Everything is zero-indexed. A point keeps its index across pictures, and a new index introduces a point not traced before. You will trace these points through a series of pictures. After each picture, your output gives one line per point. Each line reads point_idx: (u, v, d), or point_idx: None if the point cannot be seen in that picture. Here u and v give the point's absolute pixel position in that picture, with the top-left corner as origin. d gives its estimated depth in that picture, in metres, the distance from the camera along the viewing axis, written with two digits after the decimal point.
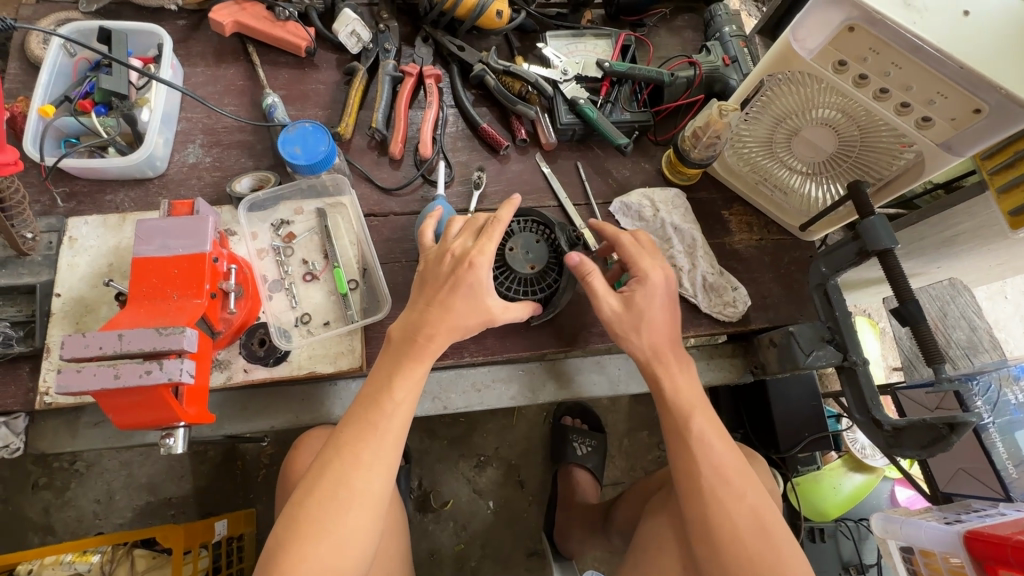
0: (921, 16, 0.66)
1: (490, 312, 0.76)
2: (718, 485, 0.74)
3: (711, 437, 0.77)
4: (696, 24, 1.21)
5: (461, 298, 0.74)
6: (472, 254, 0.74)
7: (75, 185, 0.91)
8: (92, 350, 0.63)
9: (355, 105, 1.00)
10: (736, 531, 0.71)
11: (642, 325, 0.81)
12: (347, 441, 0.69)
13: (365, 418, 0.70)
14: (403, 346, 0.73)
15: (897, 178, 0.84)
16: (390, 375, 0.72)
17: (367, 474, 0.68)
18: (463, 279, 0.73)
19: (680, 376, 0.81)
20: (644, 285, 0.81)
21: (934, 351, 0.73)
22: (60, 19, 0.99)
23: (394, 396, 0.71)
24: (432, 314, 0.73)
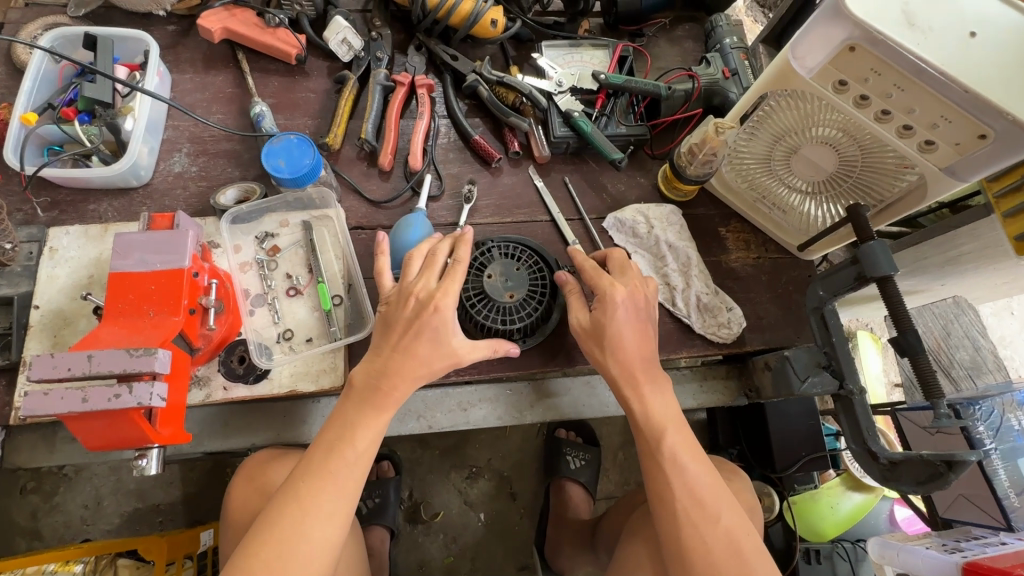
0: (925, 37, 0.63)
1: (456, 352, 0.75)
2: (690, 508, 0.71)
3: (684, 459, 0.74)
4: (697, 34, 1.19)
5: (424, 342, 0.73)
6: (436, 298, 0.74)
7: (58, 195, 0.89)
8: (60, 371, 0.61)
9: (345, 115, 0.98)
10: (710, 556, 0.68)
11: (609, 348, 0.78)
12: (305, 493, 0.67)
13: (325, 468, 0.69)
14: (365, 393, 0.72)
15: (898, 200, 0.82)
16: (352, 423, 0.71)
17: (326, 527, 0.67)
18: (427, 324, 0.73)
19: (655, 398, 0.77)
20: (609, 305, 0.78)
21: (933, 385, 0.70)
22: (47, 24, 0.97)
23: (355, 447, 0.70)
24: (397, 359, 0.73)
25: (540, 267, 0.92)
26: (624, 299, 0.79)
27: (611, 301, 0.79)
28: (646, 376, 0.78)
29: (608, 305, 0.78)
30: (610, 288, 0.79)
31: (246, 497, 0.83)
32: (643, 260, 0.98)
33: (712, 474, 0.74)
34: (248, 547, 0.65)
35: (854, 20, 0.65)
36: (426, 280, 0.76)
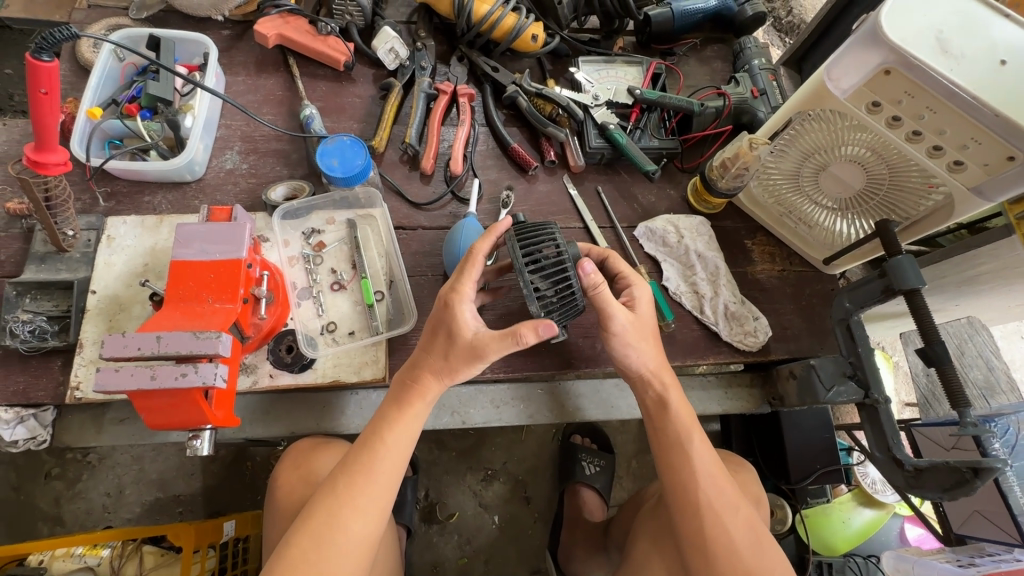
0: (957, 64, 0.67)
1: (476, 343, 0.73)
2: (715, 499, 0.76)
3: (706, 455, 0.79)
4: (725, 55, 1.23)
5: (438, 339, 0.74)
6: (448, 294, 0.75)
7: (115, 186, 0.93)
8: (131, 350, 0.65)
9: (389, 120, 1.02)
10: (735, 547, 0.73)
11: (649, 343, 0.81)
12: (342, 486, 0.71)
13: (358, 462, 0.72)
14: (397, 393, 0.76)
15: (925, 218, 0.85)
16: (384, 421, 0.74)
17: (359, 518, 0.70)
18: (440, 321, 0.74)
19: (672, 393, 0.82)
20: (642, 295, 0.83)
21: (959, 394, 0.73)
22: (111, 25, 1.02)
23: (386, 443, 0.73)
24: (421, 358, 0.75)
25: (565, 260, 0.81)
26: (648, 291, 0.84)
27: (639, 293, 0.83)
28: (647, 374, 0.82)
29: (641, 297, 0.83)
30: (637, 279, 0.84)
31: (293, 486, 0.86)
32: (673, 269, 1.01)
33: (724, 468, 0.80)
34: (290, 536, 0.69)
35: (890, 45, 0.69)
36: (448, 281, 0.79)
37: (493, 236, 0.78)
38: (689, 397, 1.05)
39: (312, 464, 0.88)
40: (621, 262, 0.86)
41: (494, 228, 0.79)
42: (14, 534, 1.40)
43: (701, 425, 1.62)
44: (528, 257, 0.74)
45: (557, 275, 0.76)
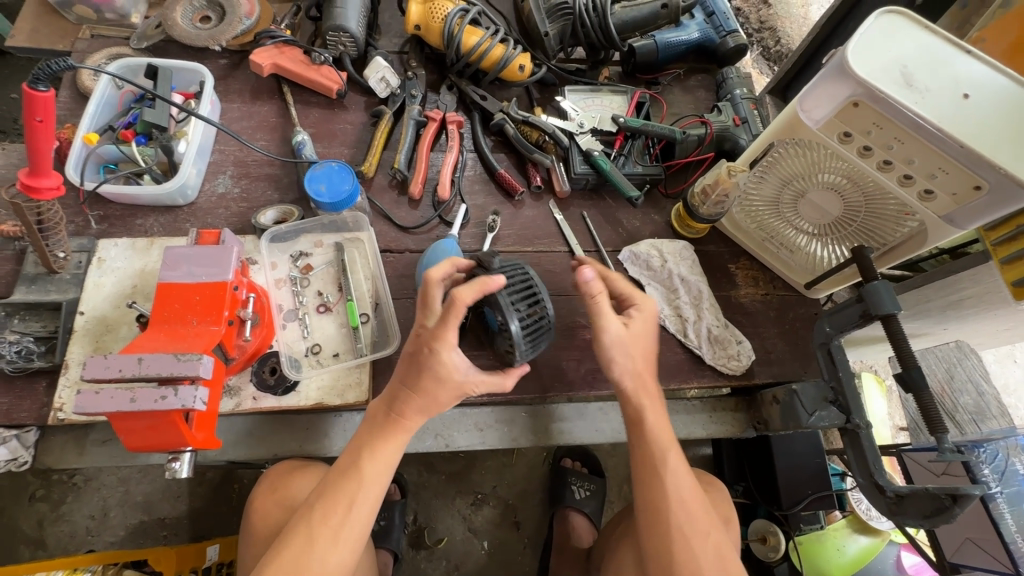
0: (921, 97, 0.70)
1: (463, 384, 0.73)
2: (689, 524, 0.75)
3: (683, 476, 0.79)
4: (708, 84, 1.27)
5: (426, 380, 0.72)
6: (432, 339, 0.70)
7: (108, 209, 0.95)
8: (112, 372, 0.65)
9: (379, 146, 1.04)
10: (699, 570, 0.73)
11: (638, 356, 0.82)
12: (319, 516, 0.71)
13: (337, 492, 0.72)
14: (381, 422, 0.75)
15: (901, 244, 0.86)
16: (364, 450, 0.74)
17: (339, 547, 0.70)
18: (424, 365, 0.71)
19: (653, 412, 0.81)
20: (646, 313, 0.84)
21: (936, 420, 0.73)
22: (112, 54, 1.06)
23: (369, 470, 0.73)
24: (406, 396, 0.74)
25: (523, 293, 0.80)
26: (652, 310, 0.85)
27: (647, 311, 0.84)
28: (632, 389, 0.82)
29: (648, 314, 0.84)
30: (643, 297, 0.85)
31: (269, 510, 0.86)
32: (656, 293, 1.02)
33: (698, 489, 0.79)
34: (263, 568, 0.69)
35: (857, 80, 0.71)
36: (428, 317, 0.74)
37: (485, 290, 0.70)
38: (674, 421, 1.05)
39: (289, 485, 0.88)
40: (621, 281, 0.87)
41: (484, 283, 0.70)
42: None
43: (692, 448, 1.61)
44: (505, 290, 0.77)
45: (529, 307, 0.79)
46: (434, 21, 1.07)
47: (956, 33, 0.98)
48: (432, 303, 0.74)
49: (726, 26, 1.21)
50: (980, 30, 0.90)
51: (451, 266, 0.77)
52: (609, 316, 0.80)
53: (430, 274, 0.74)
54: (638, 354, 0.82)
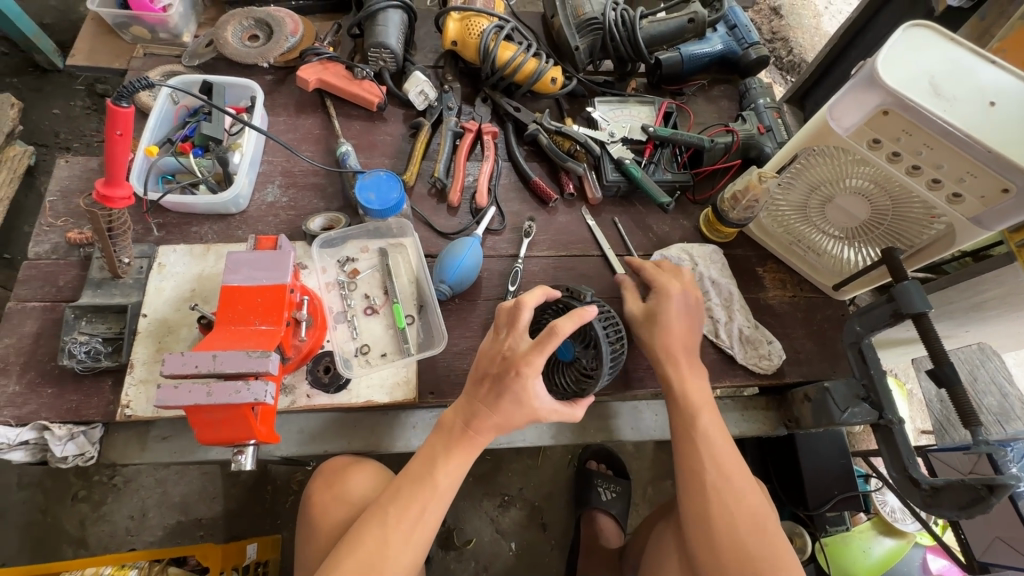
0: (949, 106, 0.74)
1: (538, 411, 0.77)
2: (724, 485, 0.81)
3: (716, 436, 0.84)
4: (731, 94, 1.31)
5: (505, 400, 0.76)
6: (521, 365, 0.74)
7: (166, 217, 1.00)
8: (188, 367, 0.70)
9: (419, 157, 1.09)
10: (735, 528, 0.78)
11: (670, 336, 0.90)
12: (392, 520, 0.74)
13: (411, 497, 0.75)
14: (453, 433, 0.79)
15: (928, 246, 0.89)
16: (438, 461, 0.77)
17: (409, 549, 0.73)
18: (507, 387, 0.75)
19: (686, 379, 0.88)
20: (674, 302, 0.91)
21: (971, 414, 0.76)
22: (166, 71, 1.12)
23: (440, 480, 0.76)
24: (484, 414, 0.77)
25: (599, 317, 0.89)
26: (682, 293, 0.92)
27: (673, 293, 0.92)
28: (671, 359, 0.89)
29: (669, 295, 0.92)
30: (666, 280, 0.94)
31: (327, 503, 0.89)
32: None
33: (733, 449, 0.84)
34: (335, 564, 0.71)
35: (886, 90, 0.75)
36: (514, 341, 0.77)
37: (577, 319, 0.76)
38: None
39: (345, 482, 0.90)
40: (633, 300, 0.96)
41: (581, 313, 0.77)
42: (40, 556, 1.42)
43: None
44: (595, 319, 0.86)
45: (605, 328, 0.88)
46: (470, 37, 1.13)
47: (975, 43, 1.01)
48: (518, 326, 0.78)
49: (748, 39, 1.26)
50: (1001, 41, 0.94)
51: (545, 294, 0.84)
52: (633, 301, 0.95)
53: (523, 299, 0.79)
54: (665, 330, 0.90)
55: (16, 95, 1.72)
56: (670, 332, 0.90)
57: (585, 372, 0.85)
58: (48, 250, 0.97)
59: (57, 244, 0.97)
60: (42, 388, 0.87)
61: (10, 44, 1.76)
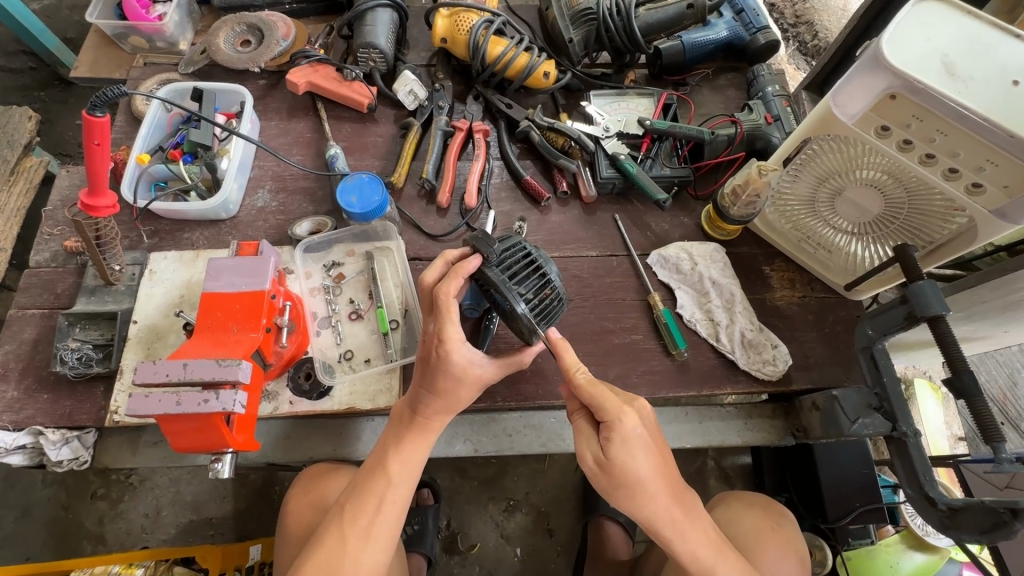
0: (966, 86, 0.66)
1: (480, 378, 0.78)
2: (706, 558, 0.77)
3: (645, 475, 0.75)
4: (739, 83, 1.24)
5: (442, 384, 0.76)
6: (437, 342, 0.74)
7: (158, 225, 1.02)
8: (160, 376, 0.70)
9: (408, 157, 1.07)
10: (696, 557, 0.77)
11: (649, 454, 0.75)
12: (349, 518, 0.75)
13: (367, 492, 0.76)
14: (402, 424, 0.79)
15: (948, 242, 0.81)
16: (390, 451, 0.78)
17: (370, 545, 0.74)
18: (439, 370, 0.75)
19: (659, 504, 0.76)
20: (632, 427, 0.74)
21: (993, 428, 0.68)
22: (162, 80, 1.13)
23: (391, 470, 0.77)
24: (427, 399, 0.77)
25: (523, 269, 0.80)
26: (637, 428, 0.74)
27: (627, 425, 0.74)
28: (643, 492, 0.75)
29: (623, 432, 0.74)
30: (618, 408, 0.74)
31: (302, 514, 0.91)
32: (687, 296, 1.00)
33: (664, 462, 0.77)
34: (300, 566, 0.73)
35: (895, 71, 0.68)
36: (427, 323, 0.78)
37: (463, 276, 0.73)
38: (707, 428, 1.02)
39: (322, 489, 0.92)
40: (594, 392, 0.76)
41: (461, 268, 0.74)
42: (61, 551, 1.48)
43: (731, 457, 1.56)
44: (501, 267, 0.78)
45: (531, 276, 0.80)
46: (459, 33, 1.10)
47: (1006, 17, 0.92)
48: (424, 304, 0.79)
49: (756, 23, 1.19)
50: None
51: (443, 262, 0.78)
52: (586, 439, 0.78)
53: (421, 276, 0.78)
54: (631, 479, 0.74)
55: (42, 108, 1.79)
56: (638, 475, 0.74)
57: (519, 330, 0.78)
58: (47, 259, 0.99)
59: (55, 252, 0.99)
60: (38, 394, 0.89)
61: (37, 61, 1.83)
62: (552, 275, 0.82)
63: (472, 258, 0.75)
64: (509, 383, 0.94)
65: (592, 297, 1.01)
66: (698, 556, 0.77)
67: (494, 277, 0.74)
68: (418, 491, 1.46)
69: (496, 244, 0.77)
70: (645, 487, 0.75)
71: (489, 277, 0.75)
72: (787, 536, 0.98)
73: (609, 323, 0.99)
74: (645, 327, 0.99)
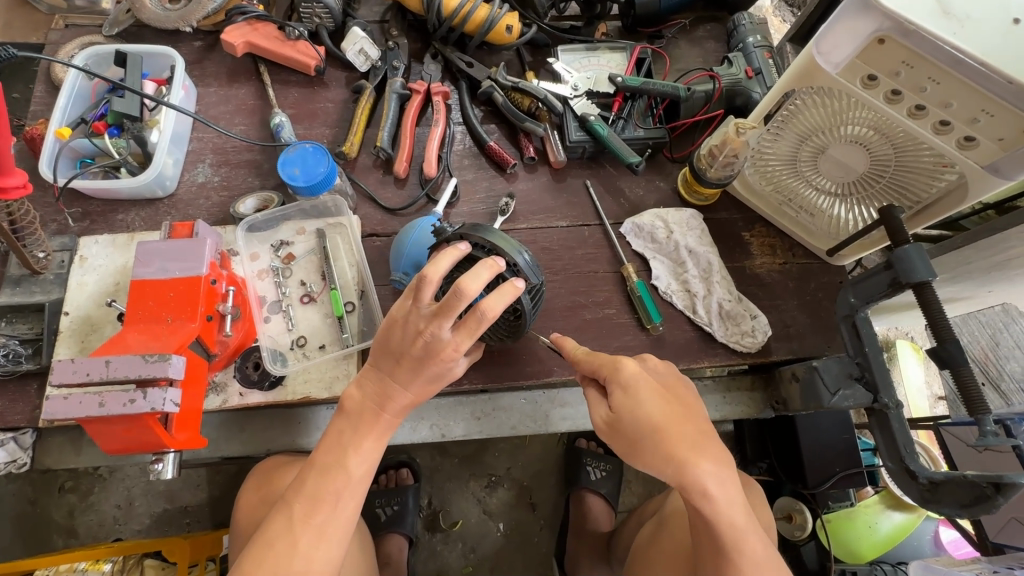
0: (964, 25, 0.60)
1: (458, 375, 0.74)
2: (739, 521, 0.65)
3: (660, 412, 0.68)
4: (718, 34, 1.15)
5: (421, 377, 0.71)
6: (449, 353, 0.67)
7: (88, 206, 0.93)
8: (80, 375, 0.63)
9: (360, 124, 0.98)
10: (731, 523, 0.65)
11: (655, 398, 0.69)
12: (300, 514, 0.70)
13: (321, 489, 0.71)
14: (360, 417, 0.74)
15: (936, 202, 0.76)
16: (347, 446, 0.73)
17: (325, 543, 0.70)
18: (427, 365, 0.69)
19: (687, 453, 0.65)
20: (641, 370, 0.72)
21: (977, 398, 0.65)
22: (83, 43, 1.02)
23: (351, 466, 0.72)
24: (396, 390, 0.72)
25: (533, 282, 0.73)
26: (637, 372, 0.70)
27: (626, 372, 0.70)
28: (661, 440, 0.66)
29: (622, 380, 0.70)
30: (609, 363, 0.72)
31: (254, 504, 0.87)
32: (662, 266, 0.95)
33: (677, 407, 0.69)
34: (247, 565, 0.68)
35: (885, 12, 0.62)
36: (436, 327, 0.65)
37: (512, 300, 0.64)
38: None
39: (275, 481, 0.87)
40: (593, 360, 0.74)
41: (514, 288, 0.63)
42: (30, 546, 1.44)
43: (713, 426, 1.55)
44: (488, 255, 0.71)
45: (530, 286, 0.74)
46: None
47: None
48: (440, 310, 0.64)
49: None
50: None
51: (491, 273, 0.62)
52: (597, 401, 0.74)
53: (464, 285, 0.60)
54: (645, 427, 0.67)
55: None
56: (648, 422, 0.67)
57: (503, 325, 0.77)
58: None
59: None
60: None
61: None
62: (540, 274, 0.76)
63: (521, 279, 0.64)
64: (476, 364, 0.88)
65: (562, 270, 0.95)
66: (732, 520, 0.65)
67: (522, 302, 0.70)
68: (396, 472, 1.44)
69: (525, 256, 0.70)
70: (659, 434, 0.67)
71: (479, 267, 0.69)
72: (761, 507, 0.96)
73: (580, 297, 0.93)
74: (619, 301, 0.93)
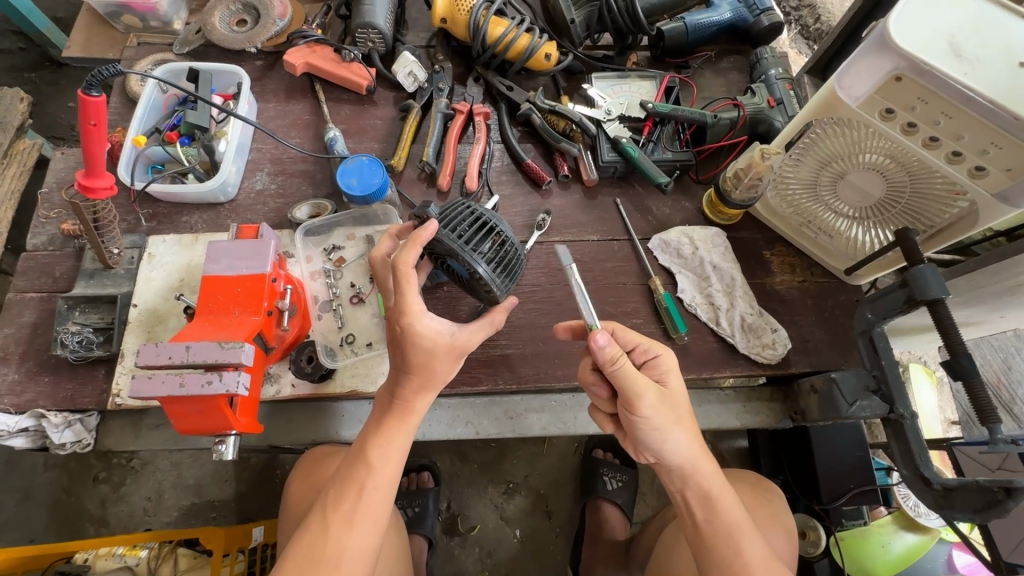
0: (973, 67, 0.66)
1: (452, 344, 0.75)
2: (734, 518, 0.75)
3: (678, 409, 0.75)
4: (742, 66, 1.23)
5: (412, 363, 0.75)
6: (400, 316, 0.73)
7: (157, 208, 1.01)
8: (162, 358, 0.70)
9: (408, 140, 1.06)
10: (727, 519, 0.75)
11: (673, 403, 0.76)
12: (332, 504, 0.76)
13: (349, 481, 0.76)
14: (383, 411, 0.79)
15: (949, 226, 0.82)
16: (370, 439, 0.78)
17: (355, 532, 0.74)
18: (405, 345, 0.74)
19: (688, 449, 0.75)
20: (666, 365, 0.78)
21: (988, 409, 0.69)
22: (157, 60, 1.11)
23: (373, 457, 0.76)
24: (406, 382, 0.76)
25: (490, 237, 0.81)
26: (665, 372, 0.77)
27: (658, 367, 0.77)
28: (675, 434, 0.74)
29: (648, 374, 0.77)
30: (660, 348, 0.79)
31: (302, 493, 0.92)
32: (688, 280, 1.01)
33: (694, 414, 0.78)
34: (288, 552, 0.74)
35: (901, 53, 0.68)
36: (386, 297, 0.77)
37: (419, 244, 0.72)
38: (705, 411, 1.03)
39: (321, 470, 0.93)
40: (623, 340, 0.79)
41: (418, 237, 0.73)
42: (63, 534, 1.49)
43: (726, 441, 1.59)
44: (460, 235, 0.78)
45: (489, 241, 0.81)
46: (459, 13, 1.07)
47: None
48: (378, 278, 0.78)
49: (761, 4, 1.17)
50: None
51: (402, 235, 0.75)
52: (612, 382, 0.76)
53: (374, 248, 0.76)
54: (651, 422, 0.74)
55: (32, 90, 1.75)
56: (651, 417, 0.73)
57: (486, 292, 0.80)
58: (45, 242, 0.98)
59: (53, 236, 0.99)
60: (39, 377, 0.89)
61: (25, 40, 1.78)
62: (505, 232, 0.83)
63: (429, 225, 0.74)
64: (510, 366, 0.94)
65: (592, 281, 1.01)
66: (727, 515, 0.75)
67: (450, 244, 0.76)
68: (418, 474, 1.48)
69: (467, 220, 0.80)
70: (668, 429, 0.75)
71: (444, 244, 0.76)
72: (776, 513, 0.99)
73: (609, 307, 0.99)
74: (646, 312, 0.99)
